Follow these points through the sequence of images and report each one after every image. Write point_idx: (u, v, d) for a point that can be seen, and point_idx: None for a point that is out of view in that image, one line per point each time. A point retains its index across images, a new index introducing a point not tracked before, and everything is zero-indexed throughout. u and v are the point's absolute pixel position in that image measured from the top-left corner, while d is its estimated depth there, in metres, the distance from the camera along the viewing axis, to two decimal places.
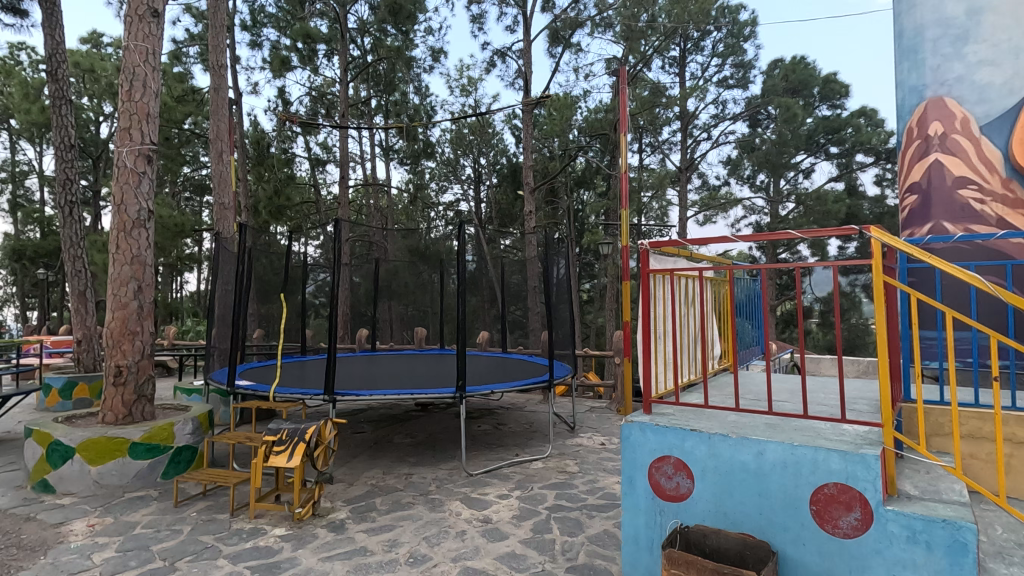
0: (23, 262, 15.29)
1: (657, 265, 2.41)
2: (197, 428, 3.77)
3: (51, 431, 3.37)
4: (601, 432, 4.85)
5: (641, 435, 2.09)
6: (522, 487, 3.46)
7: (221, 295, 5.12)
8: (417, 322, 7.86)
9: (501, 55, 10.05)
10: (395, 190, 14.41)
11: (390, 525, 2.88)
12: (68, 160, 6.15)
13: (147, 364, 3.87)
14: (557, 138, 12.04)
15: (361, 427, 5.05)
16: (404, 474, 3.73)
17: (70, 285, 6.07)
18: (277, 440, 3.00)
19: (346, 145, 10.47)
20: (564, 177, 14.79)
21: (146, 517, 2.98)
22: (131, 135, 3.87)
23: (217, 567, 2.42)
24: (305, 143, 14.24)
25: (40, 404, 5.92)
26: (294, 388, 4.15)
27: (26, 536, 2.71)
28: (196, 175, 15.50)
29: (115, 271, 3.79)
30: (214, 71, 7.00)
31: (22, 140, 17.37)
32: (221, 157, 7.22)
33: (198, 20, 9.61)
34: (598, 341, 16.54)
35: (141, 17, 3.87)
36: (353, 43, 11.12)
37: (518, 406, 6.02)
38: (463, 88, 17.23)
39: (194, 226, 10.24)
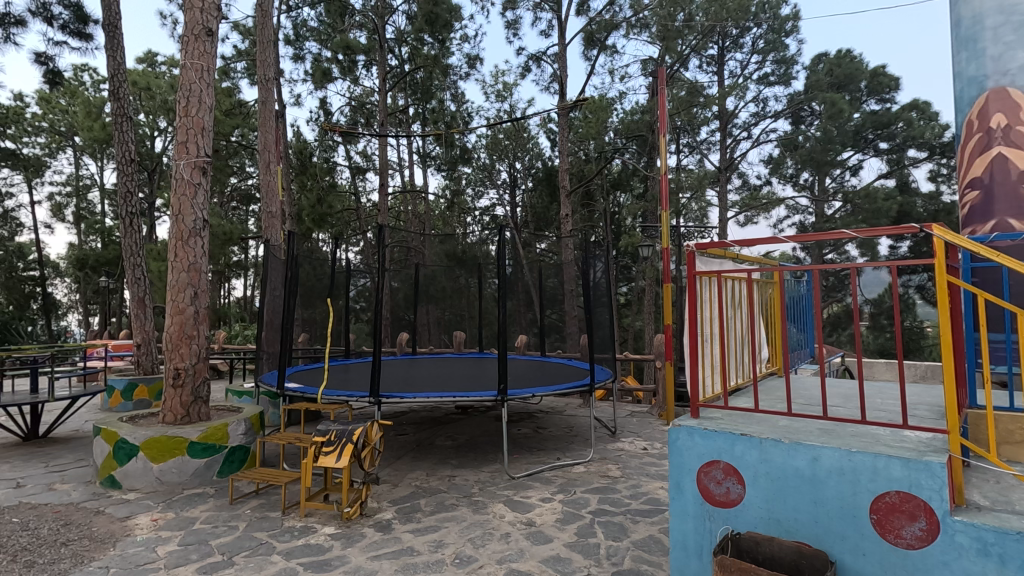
0: (87, 270, 16.18)
1: (703, 267, 2.37)
2: (250, 429, 3.91)
3: (117, 430, 3.56)
4: (643, 437, 4.80)
5: (689, 439, 2.06)
6: (565, 491, 3.45)
7: (270, 301, 5.31)
8: (456, 325, 7.96)
9: (537, 60, 10.09)
10: (433, 196, 14.65)
11: (436, 526, 2.92)
12: (128, 173, 6.51)
13: (203, 367, 4.04)
14: (594, 141, 12.01)
15: (404, 429, 5.15)
16: (447, 476, 3.78)
17: (131, 292, 6.43)
18: (326, 440, 3.09)
19: (385, 153, 10.67)
20: (601, 179, 14.69)
21: (204, 513, 3.11)
22: (187, 149, 4.06)
23: (272, 563, 2.50)
24: (346, 152, 14.64)
25: (105, 404, 6.26)
26: (341, 391, 4.25)
27: (97, 529, 2.88)
28: (243, 186, 16.14)
29: (174, 278, 3.99)
30: (262, 85, 7.29)
31: (85, 155, 18.49)
32: (269, 168, 7.45)
33: (245, 37, 10.01)
34: (636, 346, 16.36)
35: (197, 36, 4.07)
36: (391, 53, 11.35)
37: (557, 410, 6.01)
38: (498, 93, 17.40)
39: (241, 234, 10.60)
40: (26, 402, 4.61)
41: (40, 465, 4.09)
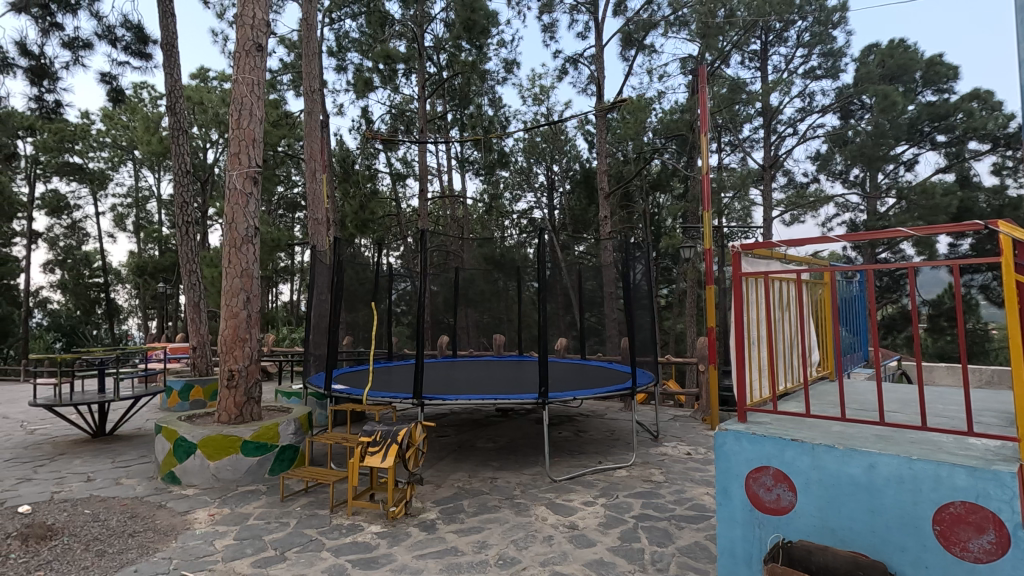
0: (146, 277, 17.05)
1: (750, 268, 2.32)
2: (299, 429, 4.04)
3: (177, 429, 3.75)
4: (686, 441, 4.71)
5: (736, 444, 2.02)
6: (607, 495, 3.43)
7: (317, 305, 5.49)
8: (494, 328, 8.02)
9: (573, 62, 10.08)
10: (471, 201, 14.77)
11: (479, 527, 2.95)
12: (184, 185, 6.87)
13: (255, 369, 4.20)
14: (632, 142, 11.91)
15: (446, 431, 5.22)
16: (489, 478, 3.81)
17: (187, 298, 6.74)
18: (371, 441, 3.16)
19: (424, 159, 10.83)
20: (639, 180, 14.52)
21: (257, 509, 3.24)
22: (240, 160, 4.24)
23: (322, 559, 2.58)
24: (387, 159, 14.97)
25: (164, 404, 6.58)
26: (385, 392, 4.35)
27: (160, 522, 3.03)
28: (289, 194, 16.71)
29: (228, 283, 4.16)
30: (308, 97, 7.56)
31: (144, 168, 19.54)
32: (314, 176, 7.71)
33: (291, 50, 10.39)
34: (678, 349, 16.06)
35: (248, 51, 4.25)
36: (430, 61, 11.55)
37: (598, 414, 5.97)
38: (535, 97, 17.47)
39: (288, 240, 10.96)
40: (94, 401, 4.89)
41: (107, 461, 4.34)
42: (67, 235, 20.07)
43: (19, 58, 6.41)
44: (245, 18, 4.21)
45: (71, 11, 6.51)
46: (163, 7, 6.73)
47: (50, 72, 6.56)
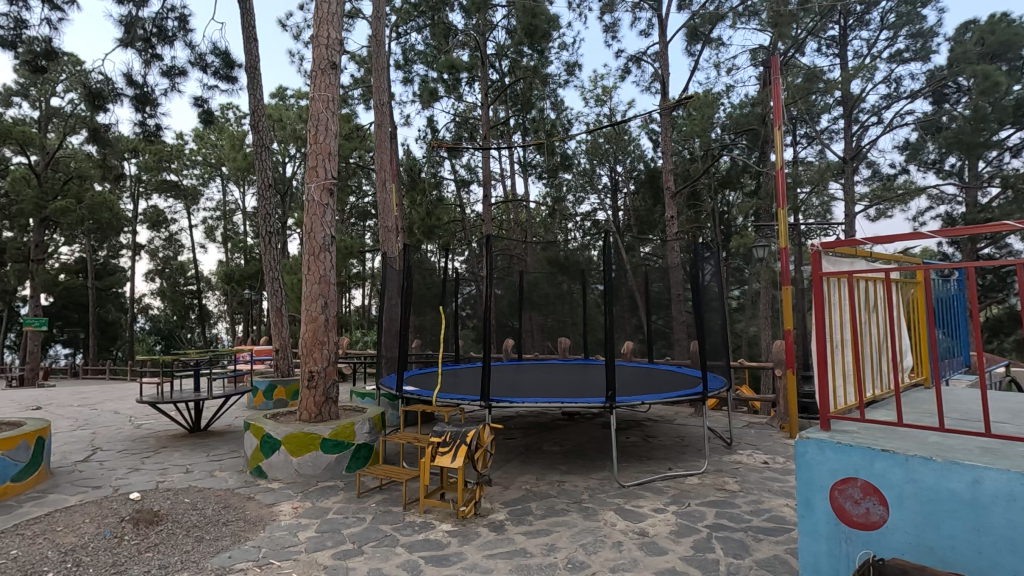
0: (234, 284, 18.35)
1: (832, 268, 2.20)
2: (373, 428, 4.21)
3: (263, 426, 4.01)
4: (762, 450, 4.50)
5: (820, 454, 1.91)
6: (679, 503, 3.33)
7: (388, 310, 5.70)
8: (559, 332, 8.01)
9: (636, 60, 9.90)
10: (535, 205, 14.82)
11: (547, 530, 2.95)
12: (267, 198, 7.35)
13: (332, 370, 4.42)
14: (699, 139, 11.56)
15: (512, 433, 5.26)
16: (556, 481, 3.81)
17: (270, 304, 7.19)
18: (441, 441, 3.24)
19: (488, 164, 10.98)
20: (707, 178, 14.05)
21: (335, 504, 3.41)
22: (317, 172, 4.48)
23: (396, 554, 2.68)
24: (452, 166, 15.35)
25: (251, 403, 7.04)
26: (453, 394, 4.45)
27: (250, 512, 3.26)
28: (360, 203, 17.48)
29: (307, 290, 4.42)
30: (378, 109, 7.89)
31: (231, 183, 21.07)
32: (385, 185, 8.03)
33: (361, 66, 10.87)
34: (751, 353, 15.35)
35: (323, 70, 4.50)
36: (492, 68, 11.71)
37: (667, 419, 5.82)
38: (597, 98, 17.35)
39: (359, 248, 11.43)
40: (191, 399, 5.31)
41: (203, 455, 4.70)
42: (165, 247, 21.95)
43: (126, 88, 7.10)
44: (320, 39, 4.47)
45: (168, 42, 7.14)
46: (247, 33, 7.24)
47: (151, 99, 7.21)
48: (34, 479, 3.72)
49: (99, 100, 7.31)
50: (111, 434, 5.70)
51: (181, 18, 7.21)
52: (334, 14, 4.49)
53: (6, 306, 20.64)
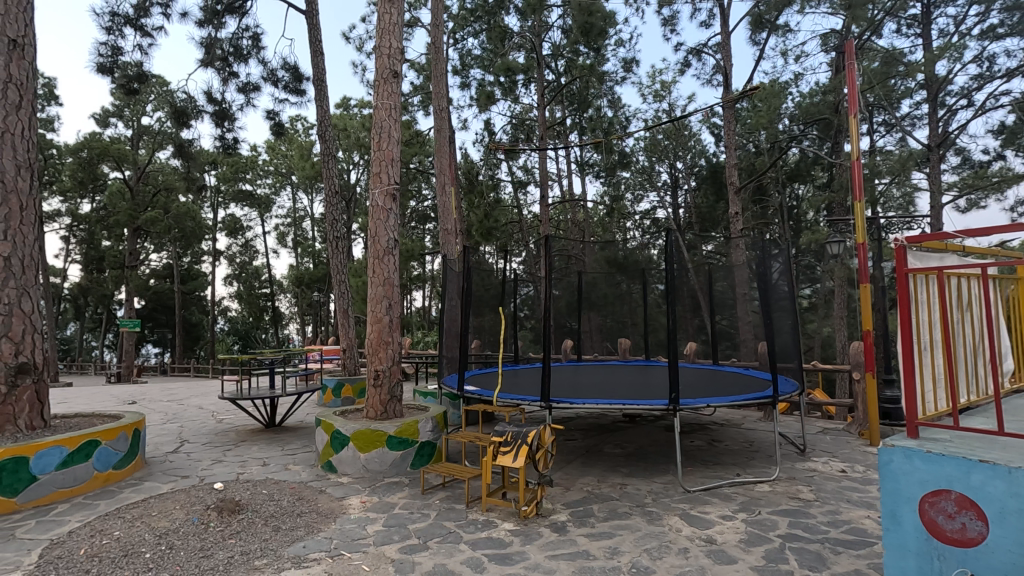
0: (303, 287, 19.26)
1: (919, 263, 2.05)
2: (436, 427, 4.30)
3: (333, 422, 4.19)
4: (839, 458, 4.25)
5: (906, 463, 1.79)
6: (748, 510, 3.20)
7: (449, 311, 5.81)
8: (618, 332, 7.92)
9: (697, 53, 9.60)
10: (592, 204, 14.67)
11: (610, 532, 2.92)
12: (334, 204, 7.69)
13: (397, 369, 4.55)
14: (764, 132, 11.09)
15: (573, 434, 5.23)
16: (618, 484, 3.75)
17: (338, 305, 7.49)
18: (503, 441, 3.27)
19: (545, 165, 10.94)
20: (775, 171, 13.44)
21: (401, 500, 3.51)
22: (381, 178, 4.64)
23: (460, 551, 2.73)
24: (509, 168, 15.47)
25: (321, 400, 7.37)
26: (514, 394, 4.47)
27: (322, 505, 3.41)
28: (420, 207, 17.92)
29: (373, 292, 4.58)
30: (438, 115, 8.06)
31: (300, 191, 22.13)
32: (445, 189, 8.21)
33: (420, 73, 11.15)
34: (825, 355, 14.53)
35: (385, 79, 4.65)
36: (548, 69, 11.70)
37: (733, 423, 5.61)
38: (656, 93, 17.01)
39: (420, 251, 11.71)
40: (267, 396, 5.61)
41: (278, 449, 4.97)
42: (242, 253, 23.37)
43: (208, 105, 7.62)
44: (383, 49, 4.62)
45: (243, 60, 7.61)
46: (314, 48, 7.60)
47: (229, 114, 7.71)
48: (132, 467, 4.06)
49: (183, 117, 7.89)
50: (197, 427, 6.13)
51: (254, 36, 7.66)
52: (396, 25, 4.63)
53: (106, 308, 22.65)
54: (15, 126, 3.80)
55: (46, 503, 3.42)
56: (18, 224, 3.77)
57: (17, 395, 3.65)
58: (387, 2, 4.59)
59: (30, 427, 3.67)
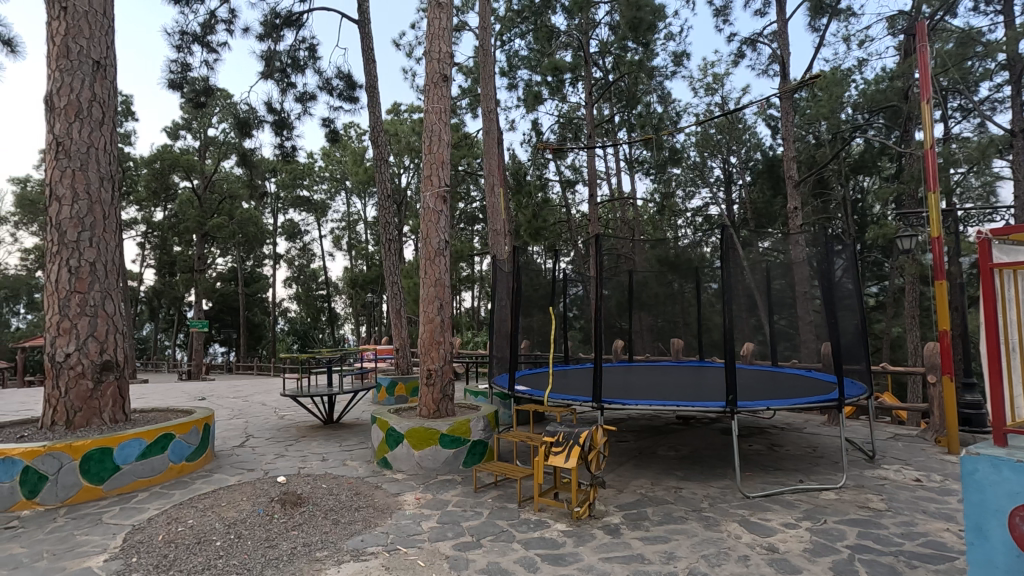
0: (358, 289, 19.85)
1: (1005, 259, 1.91)
2: (487, 426, 4.34)
3: (388, 420, 4.29)
4: (913, 466, 4.00)
5: (994, 473, 1.66)
6: (813, 519, 3.06)
7: (499, 312, 5.84)
8: (670, 332, 7.76)
9: (751, 43, 9.26)
10: (641, 202, 14.42)
11: (665, 537, 2.85)
12: (386, 207, 7.88)
13: (449, 369, 4.62)
14: (826, 122, 10.57)
15: (625, 436, 5.16)
16: (672, 488, 3.67)
17: (391, 306, 7.68)
18: (555, 441, 3.26)
19: (594, 164, 10.82)
20: (837, 164, 12.79)
21: (455, 497, 3.56)
22: (432, 181, 4.73)
23: (513, 550, 2.74)
24: (557, 167, 15.44)
25: (375, 398, 7.57)
26: (565, 394, 4.45)
27: (378, 500, 3.50)
28: (469, 209, 18.16)
29: (425, 292, 4.67)
30: (486, 116, 8.13)
31: (354, 196, 22.84)
32: (493, 190, 8.28)
33: (468, 76, 11.27)
34: (895, 356, 13.69)
35: (436, 83, 4.73)
36: (596, 66, 11.60)
37: (795, 428, 5.37)
38: (708, 86, 16.53)
39: (469, 251, 11.84)
40: (325, 394, 5.81)
41: (336, 445, 5.14)
42: (300, 256, 24.35)
43: (268, 115, 7.98)
44: (433, 54, 4.71)
45: (300, 70, 7.93)
46: (367, 56, 7.83)
47: (287, 123, 8.04)
48: (203, 460, 4.30)
49: (246, 127, 8.29)
50: (261, 423, 6.42)
51: (310, 47, 7.96)
52: (445, 29, 4.70)
53: (177, 310, 24.12)
54: (99, 141, 4.10)
55: (127, 492, 3.66)
56: (102, 232, 4.07)
57: (102, 390, 3.93)
58: (436, 8, 4.66)
59: (113, 420, 3.96)
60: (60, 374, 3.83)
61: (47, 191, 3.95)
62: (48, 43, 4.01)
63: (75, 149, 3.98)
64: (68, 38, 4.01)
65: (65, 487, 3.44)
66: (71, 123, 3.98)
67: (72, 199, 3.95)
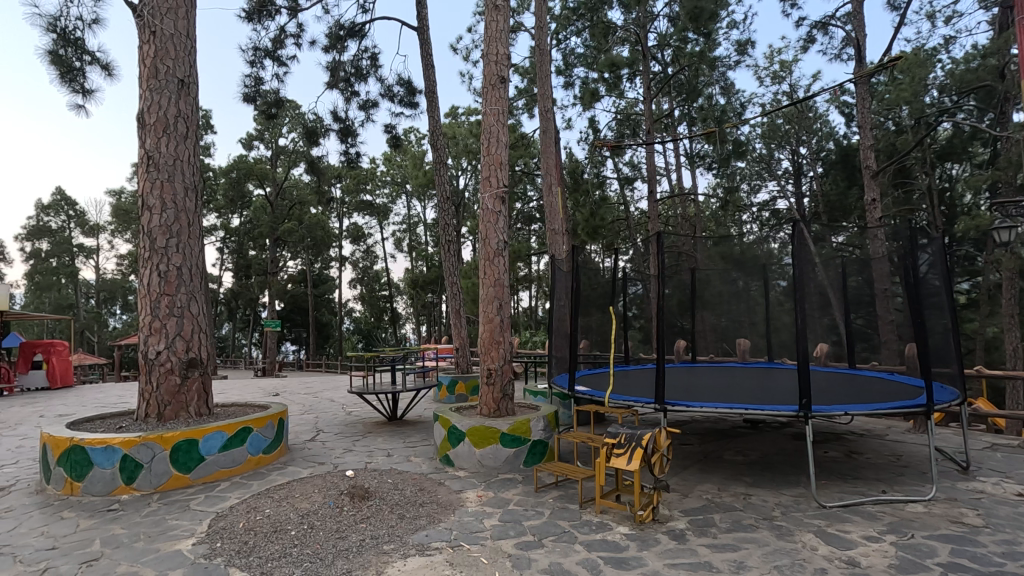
0: (418, 290, 20.36)
1: None
2: (548, 426, 4.33)
3: (450, 418, 4.37)
4: (1015, 479, 3.65)
5: None
6: (898, 533, 2.86)
7: (557, 312, 5.81)
8: (735, 332, 7.45)
9: (823, 27, 8.75)
10: (703, 198, 13.95)
11: (734, 545, 2.75)
12: (446, 208, 8.04)
13: (509, 368, 4.65)
14: (907, 106, 9.84)
15: (689, 439, 5.02)
16: (741, 494, 3.53)
17: (451, 306, 7.81)
18: (616, 443, 3.21)
19: (652, 160, 10.58)
20: (921, 151, 11.88)
21: (516, 496, 3.58)
22: (491, 182, 4.77)
23: (576, 551, 2.72)
24: (615, 165, 15.23)
25: (437, 397, 7.74)
26: (627, 396, 4.37)
27: (441, 497, 3.58)
28: (526, 209, 18.22)
29: (485, 292, 4.73)
30: (543, 116, 8.12)
31: (414, 199, 23.44)
32: (551, 189, 8.29)
33: (525, 76, 11.32)
34: (990, 359, 12.55)
35: (494, 85, 4.77)
36: (654, 60, 11.36)
37: (876, 435, 5.03)
38: (774, 75, 15.80)
39: (526, 251, 11.87)
40: (389, 391, 5.98)
41: (400, 442, 5.29)
42: (364, 258, 25.27)
43: (334, 124, 8.32)
44: (491, 57, 4.75)
45: (363, 79, 8.22)
46: (426, 62, 8.01)
47: (352, 130, 8.35)
48: (278, 453, 4.54)
49: (314, 136, 8.69)
50: (330, 419, 6.71)
51: (372, 56, 8.23)
52: (502, 31, 4.74)
53: (253, 310, 25.60)
54: (184, 154, 4.41)
55: (212, 480, 3.93)
56: (188, 238, 4.38)
57: (188, 385, 4.23)
58: (494, 10, 4.71)
59: (198, 413, 4.25)
60: (152, 370, 4.16)
61: (140, 202, 4.30)
62: (141, 65, 4.37)
63: (164, 162, 4.30)
64: (157, 60, 4.34)
65: (157, 474, 3.73)
66: (160, 139, 4.30)
67: (162, 208, 4.27)
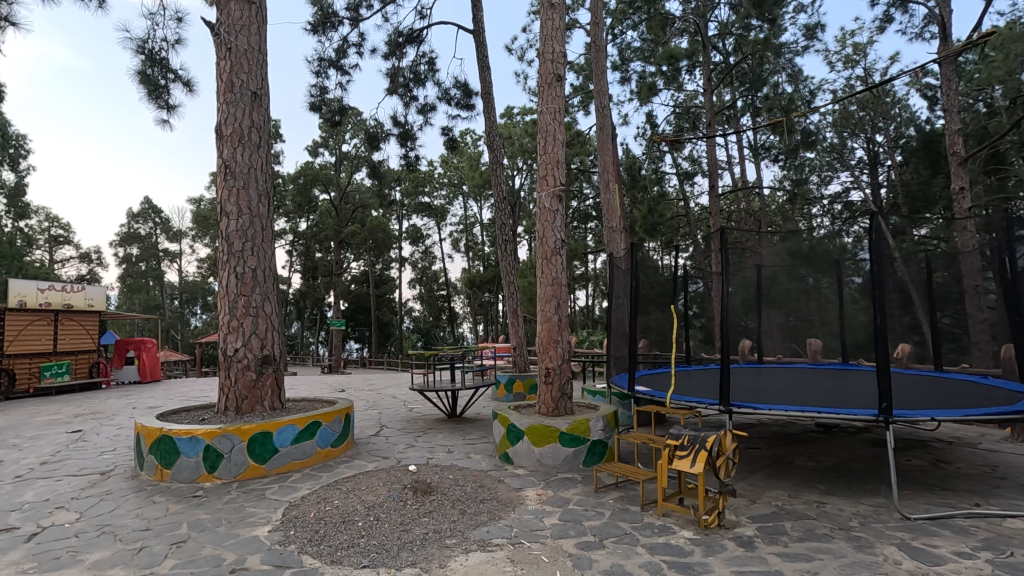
0: (476, 289, 20.60)
1: None
2: (607, 426, 4.28)
3: (508, 416, 4.41)
4: None
5: None
6: (994, 550, 2.63)
7: (616, 310, 5.73)
8: (805, 332, 7.09)
9: (902, 4, 8.15)
10: (769, 191, 13.33)
11: (807, 555, 2.62)
12: (502, 207, 8.09)
13: (567, 367, 4.63)
14: (1001, 85, 9.00)
15: (756, 442, 4.82)
16: (814, 502, 3.35)
17: (508, 306, 7.86)
18: (679, 444, 3.13)
19: (714, 153, 10.23)
20: (1017, 134, 10.85)
21: (576, 496, 3.56)
22: (548, 180, 4.77)
23: (637, 553, 2.67)
24: (674, 160, 14.83)
25: (495, 395, 7.81)
26: (689, 397, 4.25)
27: (501, 494, 3.61)
28: (582, 207, 18.07)
29: (543, 291, 4.73)
30: (600, 112, 8.02)
31: (470, 199, 23.75)
32: (608, 186, 8.19)
33: (580, 74, 11.23)
34: None
35: (550, 83, 4.76)
36: (715, 50, 10.99)
37: (966, 443, 4.64)
38: (847, 59, 14.88)
39: (583, 249, 11.78)
40: (449, 389, 6.08)
41: (460, 438, 5.37)
42: (423, 259, 25.87)
43: (394, 128, 8.57)
44: (547, 54, 4.74)
45: (421, 84, 8.43)
46: (482, 64, 8.10)
47: (411, 134, 8.57)
48: (344, 447, 4.73)
49: (375, 140, 8.97)
50: (392, 415, 6.90)
51: (430, 61, 8.42)
52: (558, 29, 4.71)
53: (319, 310, 26.74)
54: (257, 162, 4.67)
55: (285, 471, 4.14)
56: (261, 241, 4.64)
57: (263, 380, 4.48)
58: (549, 9, 4.69)
59: (272, 408, 4.49)
60: (231, 366, 4.43)
61: (219, 208, 4.60)
62: (218, 80, 4.66)
63: (239, 171, 4.57)
64: (233, 74, 4.62)
65: (236, 464, 3.97)
66: (236, 148, 4.58)
67: (238, 214, 4.54)
